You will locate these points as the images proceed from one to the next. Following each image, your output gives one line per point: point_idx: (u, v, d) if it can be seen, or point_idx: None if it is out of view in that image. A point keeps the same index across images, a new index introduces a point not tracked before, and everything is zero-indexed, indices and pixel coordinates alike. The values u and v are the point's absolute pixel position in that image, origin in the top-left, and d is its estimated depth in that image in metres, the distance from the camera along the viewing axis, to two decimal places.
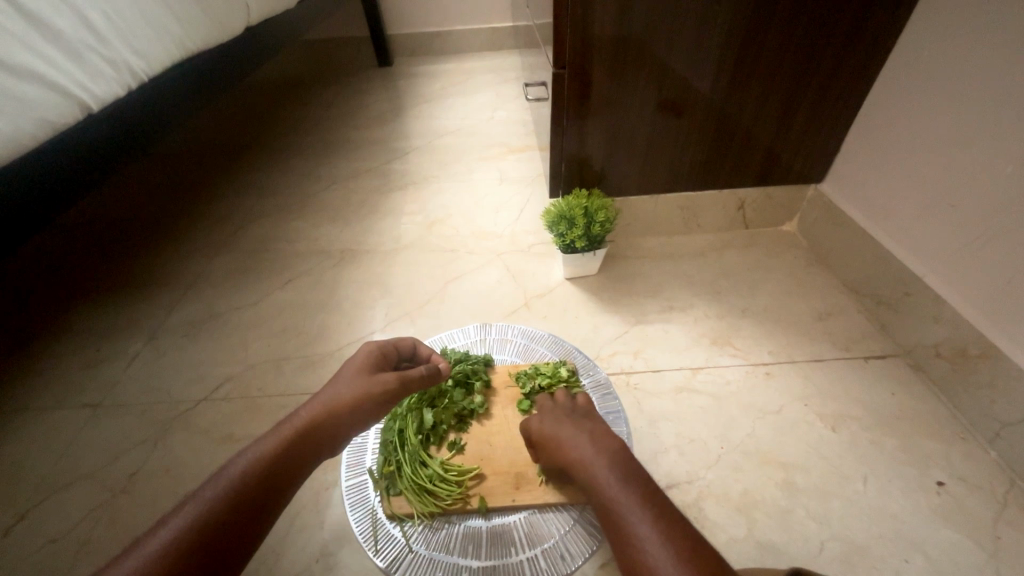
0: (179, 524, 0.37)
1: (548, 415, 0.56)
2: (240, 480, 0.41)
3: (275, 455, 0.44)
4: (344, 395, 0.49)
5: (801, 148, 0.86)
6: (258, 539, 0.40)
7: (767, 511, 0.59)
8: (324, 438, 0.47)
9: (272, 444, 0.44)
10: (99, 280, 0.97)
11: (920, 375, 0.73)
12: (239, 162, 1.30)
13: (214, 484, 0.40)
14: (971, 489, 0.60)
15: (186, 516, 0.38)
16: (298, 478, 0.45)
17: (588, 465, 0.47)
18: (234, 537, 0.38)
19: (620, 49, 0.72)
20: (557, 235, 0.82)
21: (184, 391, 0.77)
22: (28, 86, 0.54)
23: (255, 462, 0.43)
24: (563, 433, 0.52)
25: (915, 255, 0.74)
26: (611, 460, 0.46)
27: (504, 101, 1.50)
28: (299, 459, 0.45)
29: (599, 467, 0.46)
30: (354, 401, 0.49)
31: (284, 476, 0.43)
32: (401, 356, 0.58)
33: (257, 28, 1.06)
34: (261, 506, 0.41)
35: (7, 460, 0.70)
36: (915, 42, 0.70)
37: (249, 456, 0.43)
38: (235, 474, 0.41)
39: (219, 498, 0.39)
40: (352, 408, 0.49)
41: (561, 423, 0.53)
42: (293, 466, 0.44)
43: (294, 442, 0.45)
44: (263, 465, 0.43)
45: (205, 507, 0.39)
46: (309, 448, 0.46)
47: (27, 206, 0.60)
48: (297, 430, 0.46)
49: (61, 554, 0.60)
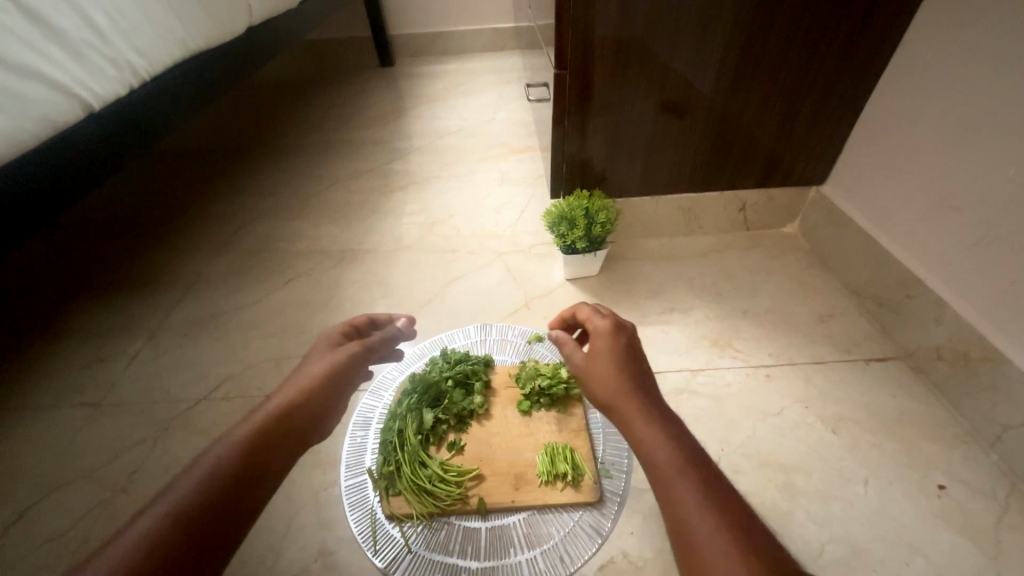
0: (157, 514, 0.36)
1: (602, 348, 0.48)
2: (218, 469, 0.40)
3: (257, 433, 0.44)
4: (313, 370, 0.51)
5: (803, 150, 0.85)
6: (250, 517, 0.40)
7: (767, 513, 0.59)
8: (303, 416, 0.47)
9: (248, 429, 0.44)
10: (100, 279, 0.97)
11: (921, 378, 0.72)
12: (241, 162, 1.30)
13: (190, 473, 0.39)
14: (972, 492, 0.60)
15: (165, 505, 0.37)
16: (287, 451, 0.45)
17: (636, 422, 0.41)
18: (224, 519, 0.38)
19: (621, 51, 0.72)
20: (558, 236, 0.81)
21: (184, 390, 0.77)
22: (30, 84, 0.55)
23: (231, 448, 0.42)
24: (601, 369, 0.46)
25: (917, 257, 0.74)
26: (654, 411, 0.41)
27: (506, 102, 1.50)
28: (283, 440, 0.45)
29: (647, 422, 0.41)
30: (326, 374, 0.51)
31: (271, 450, 0.43)
32: (359, 331, 0.61)
33: (260, 28, 1.06)
34: (250, 480, 0.41)
35: (6, 459, 0.70)
36: (917, 45, 0.70)
37: (225, 443, 0.42)
38: (212, 461, 0.40)
39: (198, 486, 0.38)
40: (326, 380, 0.51)
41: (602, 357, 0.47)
42: (274, 447, 0.44)
43: (275, 419, 0.46)
44: (240, 450, 0.42)
45: (183, 496, 0.38)
46: (293, 421, 0.46)
47: (27, 205, 0.59)
48: (274, 408, 0.46)
49: (61, 553, 0.60)
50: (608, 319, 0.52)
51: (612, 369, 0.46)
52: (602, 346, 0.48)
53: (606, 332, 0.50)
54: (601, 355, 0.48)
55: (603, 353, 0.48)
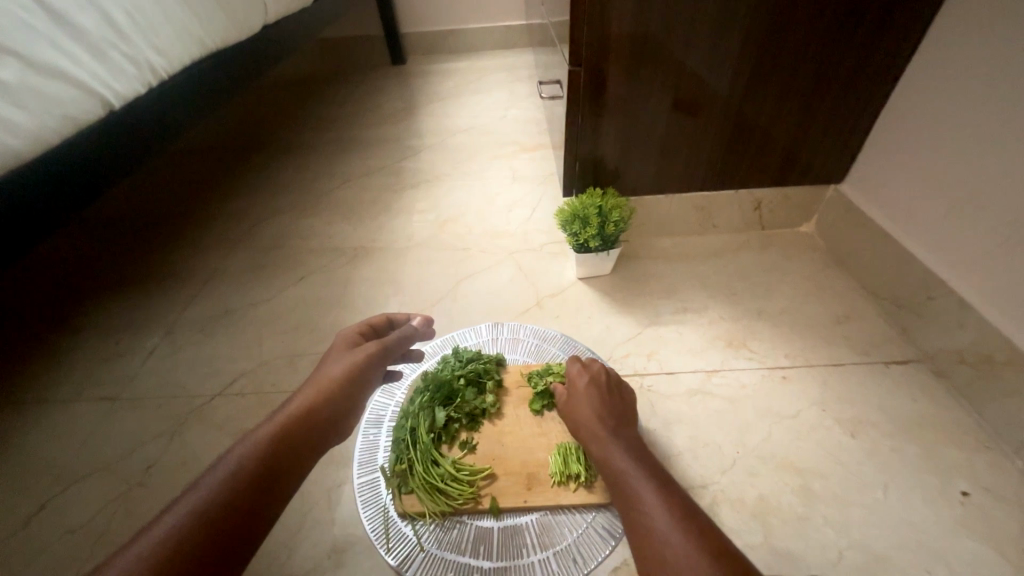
0: (180, 514, 0.36)
1: (575, 383, 0.60)
2: (242, 468, 0.41)
3: (280, 433, 0.44)
4: (335, 371, 0.52)
5: (822, 147, 0.84)
6: (271, 519, 0.40)
7: (784, 518, 0.58)
8: (325, 417, 0.48)
9: (270, 430, 0.44)
10: (118, 274, 0.98)
11: (942, 382, 0.71)
12: (253, 159, 1.31)
13: (212, 474, 0.40)
14: (997, 500, 0.59)
15: (187, 506, 0.37)
16: (308, 454, 0.45)
17: (600, 441, 0.52)
18: (245, 521, 0.38)
19: (636, 49, 0.71)
20: (570, 235, 0.81)
21: (200, 385, 0.78)
22: (55, 84, 0.56)
23: (255, 448, 0.42)
24: (575, 397, 0.59)
25: (940, 257, 0.72)
26: (614, 430, 0.53)
27: (516, 100, 1.49)
28: (303, 442, 0.45)
29: (623, 455, 0.49)
30: (346, 376, 0.52)
31: (293, 452, 0.44)
32: (378, 331, 0.62)
33: (274, 26, 1.06)
34: (272, 482, 0.41)
35: (27, 452, 0.71)
36: (944, 37, 0.67)
37: (247, 444, 0.43)
38: (235, 460, 0.41)
39: (221, 486, 0.39)
40: (347, 380, 0.52)
41: (575, 392, 0.60)
42: (296, 449, 0.44)
43: (298, 419, 0.47)
44: (264, 449, 0.43)
45: (207, 494, 0.38)
46: (316, 424, 0.47)
47: (49, 202, 0.60)
48: (298, 410, 0.47)
49: (80, 544, 0.61)
50: (584, 362, 0.63)
51: (595, 411, 0.56)
52: (581, 389, 0.59)
53: (585, 377, 0.60)
54: (583, 397, 0.58)
55: (583, 398, 0.58)
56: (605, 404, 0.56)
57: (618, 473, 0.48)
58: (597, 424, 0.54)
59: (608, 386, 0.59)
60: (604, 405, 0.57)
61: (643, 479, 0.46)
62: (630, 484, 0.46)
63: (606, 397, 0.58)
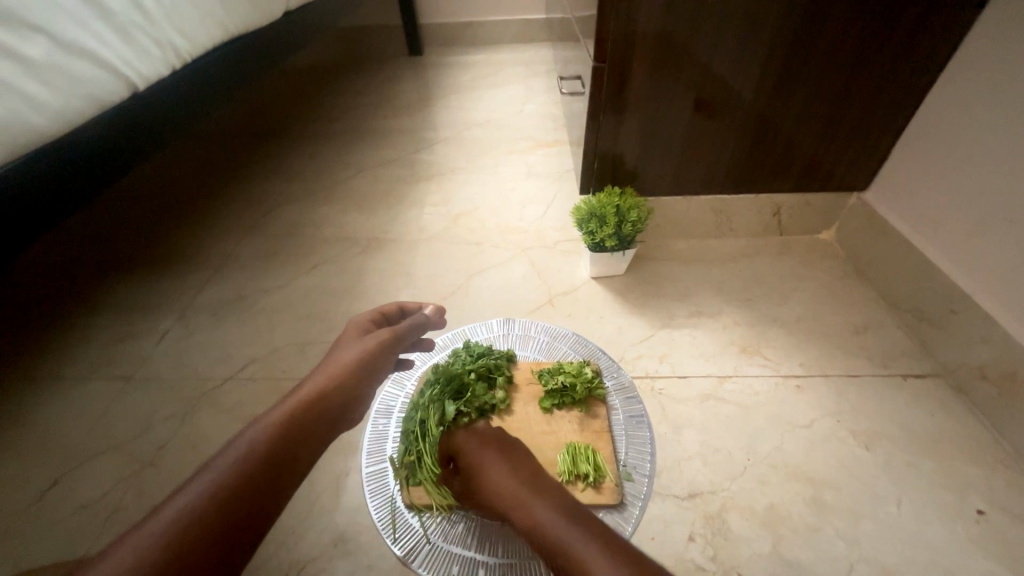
0: (192, 495, 0.37)
1: (471, 452, 0.55)
2: (254, 451, 0.41)
3: (291, 417, 0.45)
4: (346, 357, 0.52)
5: (847, 154, 0.82)
6: (282, 502, 0.41)
7: (793, 528, 0.58)
8: (336, 401, 0.48)
9: (280, 414, 0.44)
10: (135, 256, 0.99)
11: (962, 397, 0.69)
12: (269, 146, 1.32)
13: (225, 455, 0.40)
14: (1013, 520, 0.57)
15: (199, 487, 0.37)
16: (319, 437, 0.46)
17: (519, 508, 0.49)
18: (255, 504, 0.38)
19: (663, 46, 0.70)
20: (587, 233, 0.80)
21: (211, 368, 0.78)
22: (81, 63, 0.56)
23: (266, 431, 0.43)
24: (477, 464, 0.54)
25: (965, 271, 0.71)
26: (528, 487, 0.50)
27: (533, 94, 1.48)
28: (313, 428, 0.45)
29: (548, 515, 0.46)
30: (358, 361, 0.52)
31: (302, 436, 0.44)
32: (390, 319, 0.62)
33: (294, 14, 1.06)
34: (282, 466, 0.41)
35: (42, 427, 0.72)
36: (980, 45, 0.65)
37: (259, 427, 0.43)
38: (246, 443, 0.41)
39: (233, 468, 0.39)
40: (359, 367, 0.52)
41: (476, 456, 0.55)
42: (307, 432, 0.45)
43: (308, 404, 0.47)
44: (275, 432, 0.43)
45: (219, 476, 0.38)
46: (328, 410, 0.47)
47: (72, 182, 0.61)
48: (309, 394, 0.48)
49: (92, 520, 0.62)
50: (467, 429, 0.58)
51: (502, 475, 0.52)
52: (480, 456, 0.54)
53: (476, 441, 0.56)
54: (485, 465, 0.53)
55: (488, 463, 0.53)
56: (509, 463, 0.53)
57: (552, 539, 0.45)
58: (512, 489, 0.50)
59: (502, 442, 0.56)
60: (507, 464, 0.53)
61: (579, 537, 0.43)
62: (572, 549, 0.42)
63: (507, 455, 0.54)
